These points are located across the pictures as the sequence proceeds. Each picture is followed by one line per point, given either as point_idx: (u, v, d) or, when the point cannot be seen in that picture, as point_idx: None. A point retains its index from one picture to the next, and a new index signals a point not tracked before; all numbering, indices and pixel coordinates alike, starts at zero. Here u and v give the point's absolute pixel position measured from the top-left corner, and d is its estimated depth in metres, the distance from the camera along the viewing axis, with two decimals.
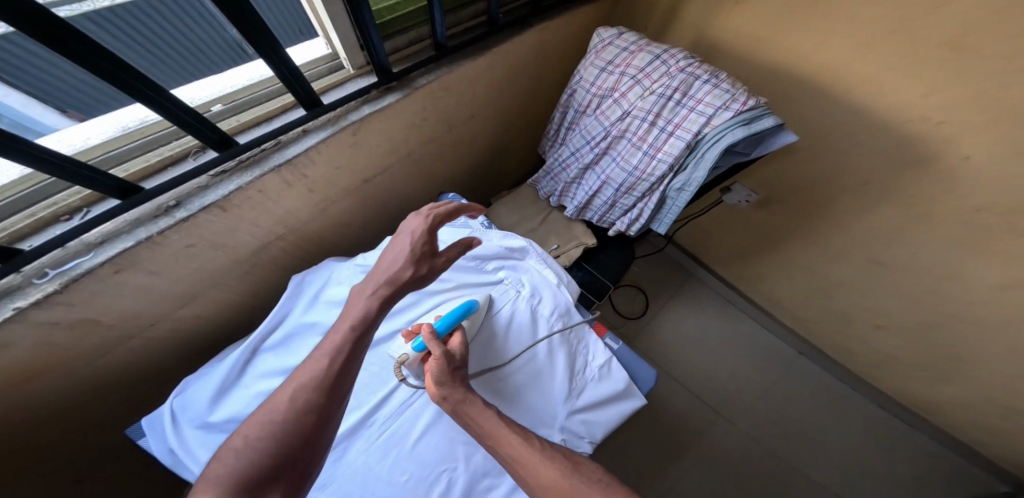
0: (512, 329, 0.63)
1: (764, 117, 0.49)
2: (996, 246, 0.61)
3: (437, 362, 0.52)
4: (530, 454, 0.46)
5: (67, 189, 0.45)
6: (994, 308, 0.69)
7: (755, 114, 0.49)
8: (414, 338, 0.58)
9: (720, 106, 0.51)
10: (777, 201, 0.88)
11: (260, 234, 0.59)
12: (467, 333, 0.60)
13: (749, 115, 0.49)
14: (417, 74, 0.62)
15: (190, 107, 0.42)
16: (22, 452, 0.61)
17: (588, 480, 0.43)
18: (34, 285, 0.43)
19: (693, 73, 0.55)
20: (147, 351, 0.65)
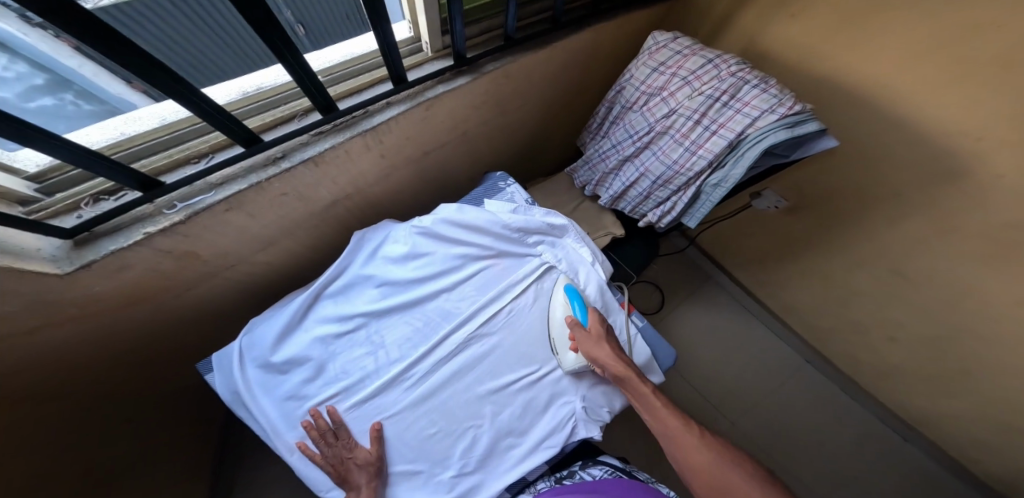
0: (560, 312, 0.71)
1: (807, 122, 0.54)
2: (1014, 264, 0.65)
3: (585, 342, 0.63)
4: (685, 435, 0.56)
5: (197, 137, 0.54)
6: (1006, 326, 0.72)
7: (798, 119, 0.53)
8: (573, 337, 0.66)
9: (765, 109, 0.56)
10: (807, 209, 0.92)
11: (333, 192, 0.68)
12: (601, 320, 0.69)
13: (793, 120, 0.53)
14: (484, 61, 0.68)
15: (311, 73, 0.50)
16: (116, 366, 0.70)
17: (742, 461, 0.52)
18: (165, 214, 0.52)
19: (743, 78, 0.60)
20: (224, 289, 0.74)
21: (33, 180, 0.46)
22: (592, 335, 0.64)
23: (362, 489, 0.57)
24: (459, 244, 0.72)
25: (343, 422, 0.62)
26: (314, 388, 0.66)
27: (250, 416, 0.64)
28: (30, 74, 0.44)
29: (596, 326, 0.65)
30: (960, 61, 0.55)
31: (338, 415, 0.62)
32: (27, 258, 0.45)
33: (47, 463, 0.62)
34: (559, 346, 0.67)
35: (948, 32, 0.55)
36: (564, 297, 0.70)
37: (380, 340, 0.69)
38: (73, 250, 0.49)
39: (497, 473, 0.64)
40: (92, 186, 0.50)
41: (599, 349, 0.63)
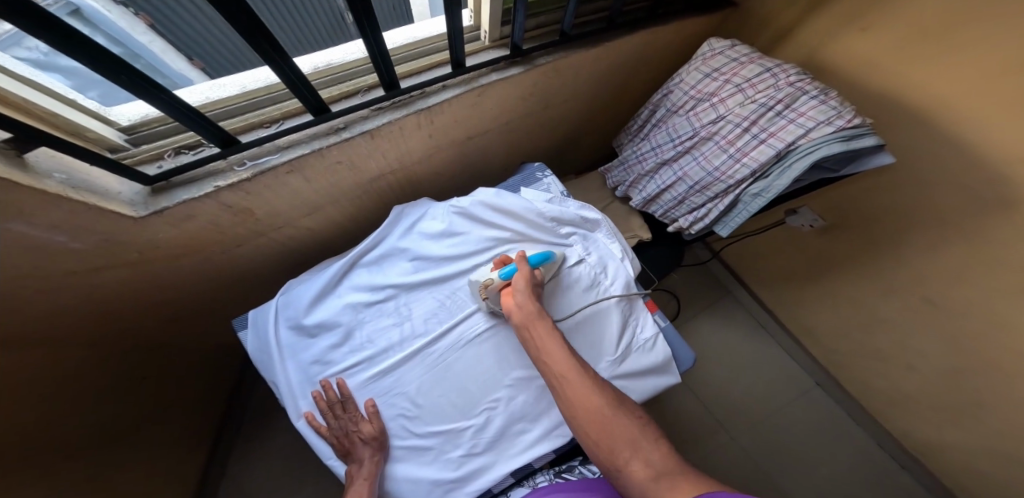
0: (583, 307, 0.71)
1: (865, 137, 0.53)
2: None
3: (524, 279, 0.63)
4: (581, 378, 0.51)
5: (272, 106, 0.58)
6: None
7: (856, 132, 0.53)
8: (502, 267, 0.67)
9: (822, 121, 0.55)
10: (843, 229, 0.91)
11: (380, 165, 0.71)
12: (543, 277, 0.70)
13: (850, 133, 0.53)
14: (538, 54, 0.71)
15: (384, 49, 0.53)
16: (158, 309, 0.75)
17: (630, 412, 0.49)
18: (234, 171, 0.56)
19: (800, 89, 0.60)
20: (267, 250, 0.77)
21: (124, 132, 0.51)
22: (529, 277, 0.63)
23: (363, 463, 0.60)
24: (493, 227, 0.75)
25: (351, 395, 0.65)
26: (338, 354, 0.69)
27: (273, 375, 0.68)
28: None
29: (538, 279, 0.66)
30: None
31: (347, 387, 0.65)
32: (109, 199, 0.49)
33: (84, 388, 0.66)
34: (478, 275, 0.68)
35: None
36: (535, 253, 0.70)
37: (407, 312, 0.72)
38: (149, 196, 0.53)
39: (506, 457, 0.65)
40: (175, 140, 0.54)
41: (531, 294, 0.61)
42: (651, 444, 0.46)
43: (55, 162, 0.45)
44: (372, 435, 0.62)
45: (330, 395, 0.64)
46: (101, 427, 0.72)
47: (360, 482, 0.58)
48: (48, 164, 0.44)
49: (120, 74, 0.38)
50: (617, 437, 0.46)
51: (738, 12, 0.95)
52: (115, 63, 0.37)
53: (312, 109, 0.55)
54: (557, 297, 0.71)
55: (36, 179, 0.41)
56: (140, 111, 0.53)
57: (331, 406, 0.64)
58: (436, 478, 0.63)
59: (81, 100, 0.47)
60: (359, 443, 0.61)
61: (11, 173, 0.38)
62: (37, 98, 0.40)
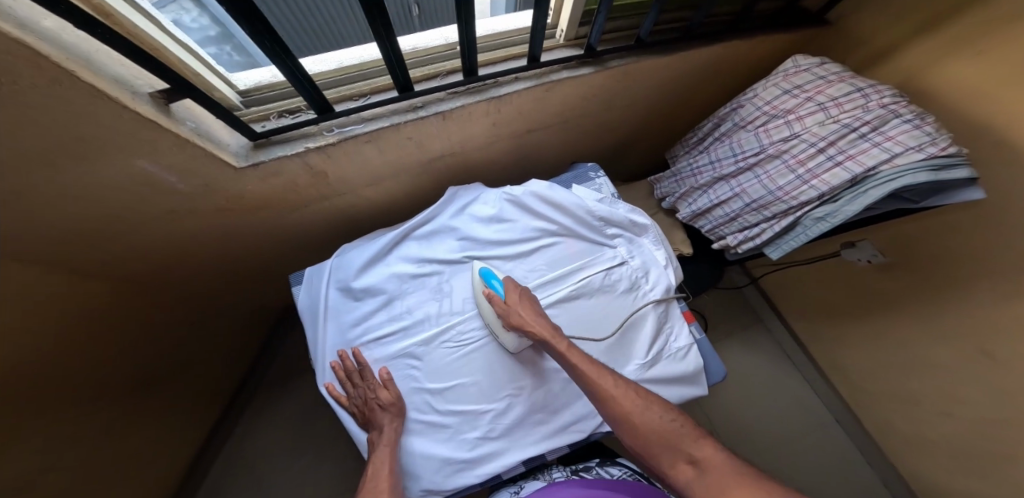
0: (618, 311, 0.72)
1: (958, 167, 0.51)
2: None
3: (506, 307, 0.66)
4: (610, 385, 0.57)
5: (364, 82, 0.63)
6: None
7: (949, 162, 0.51)
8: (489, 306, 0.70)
9: (912, 147, 0.53)
10: (905, 270, 0.87)
11: (443, 146, 0.75)
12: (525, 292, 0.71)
13: (943, 162, 0.51)
14: (610, 57, 0.72)
15: (473, 36, 0.57)
16: (225, 254, 0.82)
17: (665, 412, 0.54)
18: (323, 135, 0.61)
19: (893, 111, 0.58)
20: (328, 214, 0.83)
21: (241, 94, 0.58)
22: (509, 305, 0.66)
23: (384, 428, 0.65)
24: (540, 219, 0.77)
25: (367, 365, 0.69)
26: (379, 320, 0.74)
27: (316, 330, 0.73)
28: (208, 26, 0.56)
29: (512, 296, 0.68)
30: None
31: (362, 357, 0.69)
32: (222, 149, 0.55)
33: None
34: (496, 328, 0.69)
35: None
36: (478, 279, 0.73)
37: (448, 289, 0.75)
38: (250, 150, 0.59)
39: (521, 444, 0.68)
40: (278, 105, 0.60)
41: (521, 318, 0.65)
42: (693, 445, 0.50)
43: (190, 113, 0.51)
44: (391, 405, 0.66)
45: (348, 365, 0.69)
46: (141, 348, 0.80)
47: (381, 447, 0.63)
48: (184, 112, 0.50)
49: (264, 40, 0.43)
50: (660, 441, 0.52)
51: (833, 31, 0.92)
52: (262, 31, 0.42)
53: (397, 87, 0.60)
54: (576, 306, 0.72)
55: (173, 123, 0.47)
56: (257, 77, 0.59)
57: (348, 376, 0.68)
58: (449, 457, 0.66)
59: (213, 64, 0.54)
60: (381, 414, 0.65)
61: (157, 116, 0.44)
62: (185, 58, 0.48)
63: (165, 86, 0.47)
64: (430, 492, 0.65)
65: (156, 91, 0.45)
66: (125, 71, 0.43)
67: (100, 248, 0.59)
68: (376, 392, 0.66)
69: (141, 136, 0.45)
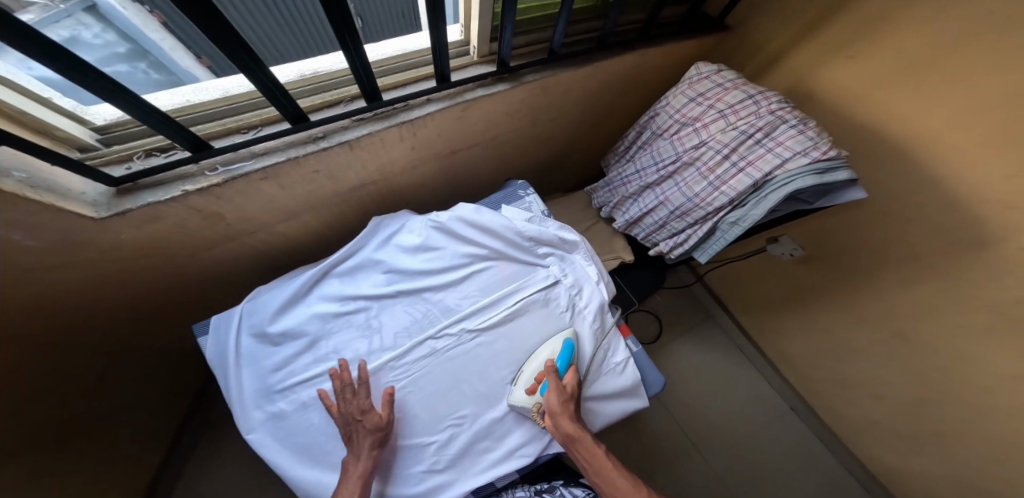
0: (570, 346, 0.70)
1: (839, 170, 0.54)
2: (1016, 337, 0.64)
3: (555, 397, 0.60)
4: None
5: (252, 112, 0.57)
6: (995, 400, 0.71)
7: (830, 165, 0.53)
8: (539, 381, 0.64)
9: (798, 151, 0.56)
10: (821, 260, 0.92)
11: (360, 175, 0.70)
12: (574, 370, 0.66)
13: (825, 166, 0.54)
14: (526, 71, 0.71)
15: (366, 59, 0.52)
16: (117, 311, 0.71)
17: None
18: (205, 175, 0.54)
19: (781, 117, 0.60)
20: (239, 254, 0.75)
21: (98, 131, 0.50)
22: (564, 392, 0.61)
23: (360, 458, 0.57)
24: (469, 243, 0.74)
25: (363, 384, 0.61)
26: (302, 364, 0.67)
27: (225, 388, 0.65)
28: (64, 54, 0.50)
29: (571, 384, 0.62)
30: (1006, 130, 0.55)
31: (366, 371, 0.63)
32: (70, 199, 0.47)
33: (28, 387, 0.63)
34: (519, 380, 0.65)
35: (994, 101, 0.55)
36: (558, 346, 0.67)
37: (376, 325, 0.70)
38: (113, 197, 0.51)
39: (468, 474, 0.64)
40: (148, 142, 0.53)
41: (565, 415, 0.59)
42: None
43: (17, 161, 0.44)
44: (379, 428, 0.59)
45: (346, 377, 0.62)
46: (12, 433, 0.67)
47: (353, 481, 0.55)
48: (8, 161, 0.43)
49: (90, 79, 0.37)
50: None
51: (732, 35, 0.95)
52: (88, 69, 0.36)
53: (286, 116, 0.54)
54: (512, 333, 0.70)
55: None
56: (118, 112, 0.52)
57: (343, 386, 0.62)
58: (397, 493, 0.61)
59: (55, 98, 0.46)
60: (360, 444, 0.58)
61: None
62: (12, 99, 0.40)
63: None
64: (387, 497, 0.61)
65: None
66: None
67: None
68: (368, 413, 0.59)
69: None
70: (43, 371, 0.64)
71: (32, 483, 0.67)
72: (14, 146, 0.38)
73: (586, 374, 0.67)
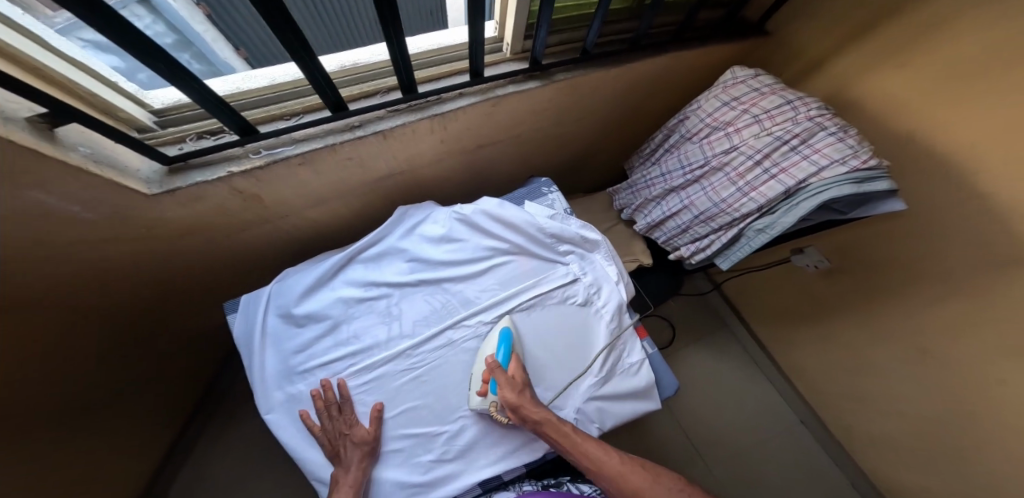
0: (575, 342, 0.70)
1: (878, 179, 0.53)
2: None
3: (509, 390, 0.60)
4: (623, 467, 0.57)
5: (294, 100, 0.59)
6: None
7: (869, 175, 0.53)
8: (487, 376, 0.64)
9: (836, 160, 0.55)
10: (846, 273, 0.90)
11: (390, 165, 0.72)
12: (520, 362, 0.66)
13: (863, 175, 0.53)
14: (557, 70, 0.71)
15: (406, 52, 0.54)
16: (155, 284, 0.75)
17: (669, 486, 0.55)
18: (249, 158, 0.57)
19: (820, 124, 0.59)
20: (270, 237, 0.78)
21: (155, 114, 0.53)
22: (515, 382, 0.61)
23: (351, 468, 0.60)
24: (491, 237, 0.75)
25: (348, 399, 0.65)
26: (324, 346, 0.70)
27: (251, 364, 0.68)
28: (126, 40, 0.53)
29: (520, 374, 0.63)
30: None
31: (347, 388, 0.66)
32: (127, 175, 0.50)
33: (73, 350, 0.67)
34: (472, 384, 0.65)
35: None
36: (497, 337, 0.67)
37: (396, 312, 0.72)
38: (165, 176, 0.54)
39: (475, 466, 0.65)
40: (199, 125, 0.55)
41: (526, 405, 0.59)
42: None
43: (84, 138, 0.47)
44: (364, 441, 0.61)
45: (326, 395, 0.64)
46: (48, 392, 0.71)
47: (345, 488, 0.58)
48: (76, 137, 0.46)
49: (160, 63, 0.39)
50: None
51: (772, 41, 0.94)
52: (159, 54, 0.38)
53: (327, 103, 0.56)
54: (527, 330, 0.71)
55: (60, 150, 0.43)
56: (174, 96, 0.55)
57: (326, 405, 0.64)
58: (401, 481, 0.62)
59: (119, 82, 0.49)
60: (350, 457, 0.60)
61: (36, 143, 0.40)
62: (81, 80, 0.43)
63: (45, 109, 0.42)
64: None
65: (35, 114, 0.40)
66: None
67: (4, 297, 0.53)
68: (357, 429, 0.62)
69: (30, 170, 0.40)
70: (89, 336, 0.68)
71: (61, 439, 0.71)
72: (84, 122, 0.41)
73: (544, 372, 0.68)
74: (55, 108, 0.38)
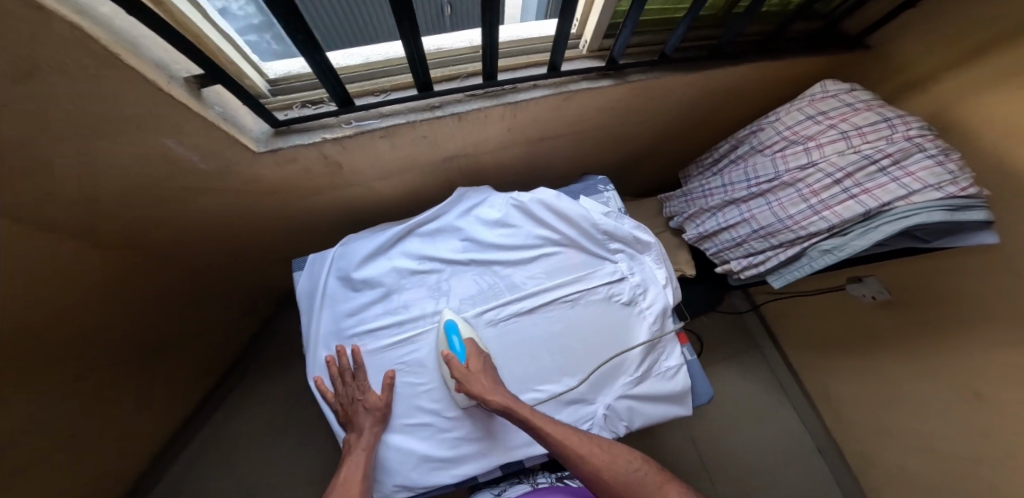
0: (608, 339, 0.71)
1: (974, 210, 0.51)
2: None
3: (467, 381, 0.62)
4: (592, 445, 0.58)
5: (383, 77, 0.63)
6: None
7: (964, 204, 0.51)
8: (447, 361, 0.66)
9: (931, 185, 0.53)
10: (907, 309, 0.86)
11: (457, 147, 0.75)
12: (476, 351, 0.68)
13: (957, 204, 0.51)
14: (633, 71, 0.72)
15: (496, 41, 0.57)
16: (233, 234, 0.82)
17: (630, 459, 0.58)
18: (342, 127, 0.62)
19: (918, 145, 0.57)
20: (338, 204, 0.84)
21: (269, 82, 0.59)
22: (471, 371, 0.63)
23: (364, 431, 0.64)
24: (544, 227, 0.77)
25: (362, 366, 0.69)
26: (375, 311, 0.74)
27: (309, 318, 0.74)
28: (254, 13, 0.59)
29: (474, 363, 0.64)
30: None
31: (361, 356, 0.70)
32: (244, 132, 0.56)
33: None
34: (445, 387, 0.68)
35: None
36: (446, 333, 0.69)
37: (445, 288, 0.75)
38: (271, 137, 0.60)
39: (502, 449, 0.67)
40: (303, 95, 0.61)
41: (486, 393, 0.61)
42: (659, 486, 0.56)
43: (219, 98, 0.53)
44: (375, 408, 0.66)
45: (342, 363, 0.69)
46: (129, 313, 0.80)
47: (358, 450, 0.62)
48: (214, 98, 0.51)
49: (297, 33, 0.43)
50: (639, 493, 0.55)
51: (870, 56, 0.90)
52: (298, 24, 0.42)
53: (415, 81, 0.60)
54: (567, 323, 0.72)
55: (202, 107, 0.47)
56: (285, 67, 0.60)
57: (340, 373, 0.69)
58: (427, 454, 0.66)
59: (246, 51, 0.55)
60: (362, 423, 0.65)
61: (188, 99, 0.45)
62: (223, 46, 0.48)
63: (201, 72, 0.47)
64: (404, 488, 0.66)
65: (191, 76, 0.46)
66: (164, 56, 0.44)
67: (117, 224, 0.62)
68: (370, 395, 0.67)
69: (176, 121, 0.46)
70: None
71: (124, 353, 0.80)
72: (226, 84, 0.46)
73: (573, 361, 0.70)
74: (210, 70, 0.43)
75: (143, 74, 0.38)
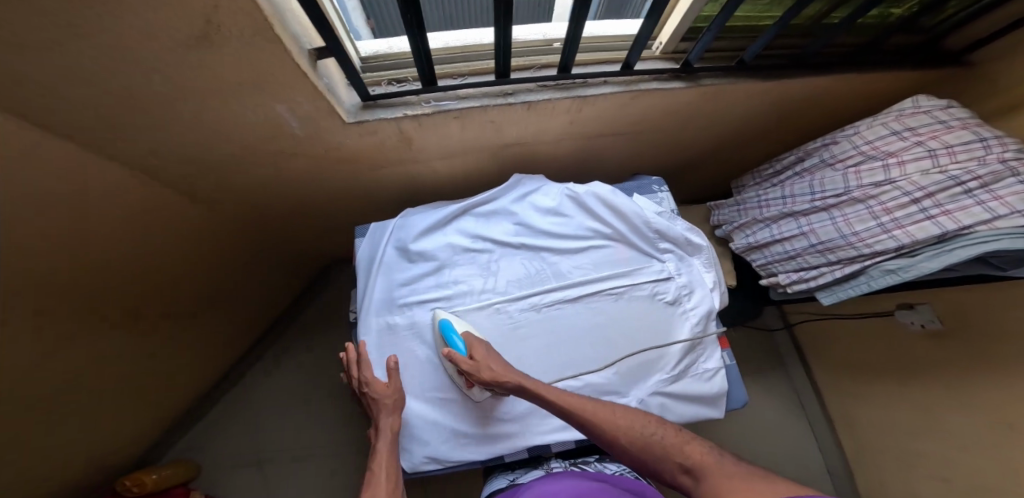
0: (647, 335, 0.73)
1: None
2: None
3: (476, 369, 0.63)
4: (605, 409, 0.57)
5: (461, 62, 0.67)
6: None
7: None
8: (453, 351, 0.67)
9: (1019, 211, 0.52)
10: (954, 344, 0.83)
11: (518, 135, 0.78)
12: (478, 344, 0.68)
13: None
14: (705, 75, 0.73)
15: (578, 37, 0.59)
16: (301, 198, 0.89)
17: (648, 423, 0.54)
18: (423, 105, 0.66)
19: (1012, 169, 0.56)
20: (397, 179, 0.89)
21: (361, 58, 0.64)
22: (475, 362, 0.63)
23: (384, 416, 0.65)
24: (596, 220, 0.80)
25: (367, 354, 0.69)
26: (426, 283, 0.78)
27: (363, 283, 0.78)
28: None
29: (478, 354, 0.64)
30: None
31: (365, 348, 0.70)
32: (340, 104, 0.60)
33: None
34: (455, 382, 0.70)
35: None
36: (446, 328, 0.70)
37: (494, 268, 0.79)
38: (359, 109, 0.64)
39: (533, 432, 0.71)
40: (389, 73, 0.65)
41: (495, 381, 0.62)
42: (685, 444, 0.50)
43: (327, 70, 0.58)
44: (385, 396, 0.66)
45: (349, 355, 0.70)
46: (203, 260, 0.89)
47: (382, 435, 0.63)
48: (323, 70, 0.56)
49: (408, 14, 0.47)
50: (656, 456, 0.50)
51: (970, 74, 0.83)
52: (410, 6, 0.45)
53: (497, 67, 0.63)
54: (611, 315, 0.74)
55: (316, 77, 0.52)
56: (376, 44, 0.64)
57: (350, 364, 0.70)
58: (458, 429, 0.70)
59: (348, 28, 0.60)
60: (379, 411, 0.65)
61: (309, 69, 0.49)
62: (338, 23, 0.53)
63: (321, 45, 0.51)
64: (433, 461, 0.69)
65: (314, 48, 0.50)
66: (298, 28, 0.48)
67: (204, 177, 0.70)
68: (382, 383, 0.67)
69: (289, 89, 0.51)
70: None
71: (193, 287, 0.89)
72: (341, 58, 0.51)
73: (605, 352, 0.72)
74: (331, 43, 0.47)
75: (287, 46, 0.42)
